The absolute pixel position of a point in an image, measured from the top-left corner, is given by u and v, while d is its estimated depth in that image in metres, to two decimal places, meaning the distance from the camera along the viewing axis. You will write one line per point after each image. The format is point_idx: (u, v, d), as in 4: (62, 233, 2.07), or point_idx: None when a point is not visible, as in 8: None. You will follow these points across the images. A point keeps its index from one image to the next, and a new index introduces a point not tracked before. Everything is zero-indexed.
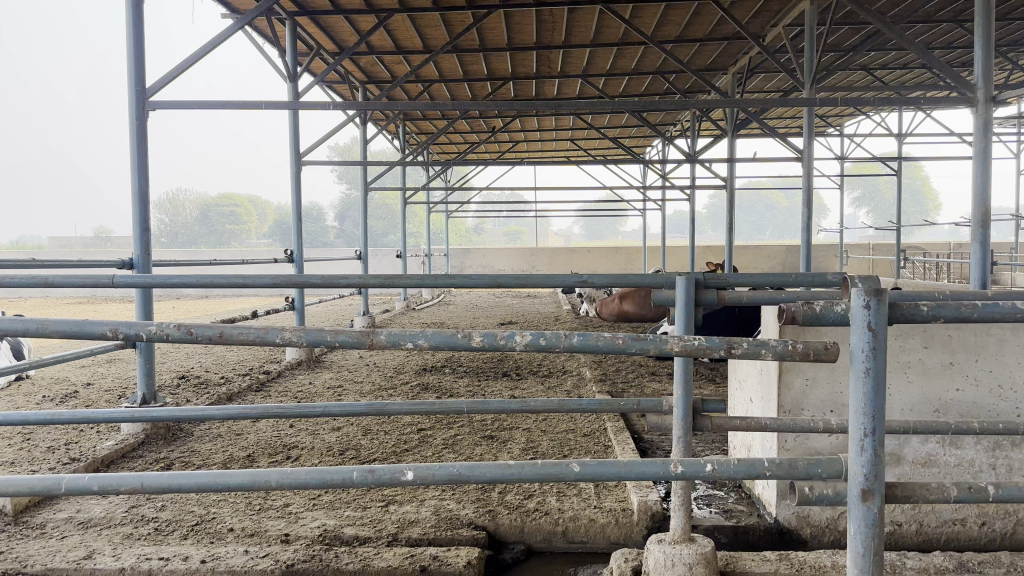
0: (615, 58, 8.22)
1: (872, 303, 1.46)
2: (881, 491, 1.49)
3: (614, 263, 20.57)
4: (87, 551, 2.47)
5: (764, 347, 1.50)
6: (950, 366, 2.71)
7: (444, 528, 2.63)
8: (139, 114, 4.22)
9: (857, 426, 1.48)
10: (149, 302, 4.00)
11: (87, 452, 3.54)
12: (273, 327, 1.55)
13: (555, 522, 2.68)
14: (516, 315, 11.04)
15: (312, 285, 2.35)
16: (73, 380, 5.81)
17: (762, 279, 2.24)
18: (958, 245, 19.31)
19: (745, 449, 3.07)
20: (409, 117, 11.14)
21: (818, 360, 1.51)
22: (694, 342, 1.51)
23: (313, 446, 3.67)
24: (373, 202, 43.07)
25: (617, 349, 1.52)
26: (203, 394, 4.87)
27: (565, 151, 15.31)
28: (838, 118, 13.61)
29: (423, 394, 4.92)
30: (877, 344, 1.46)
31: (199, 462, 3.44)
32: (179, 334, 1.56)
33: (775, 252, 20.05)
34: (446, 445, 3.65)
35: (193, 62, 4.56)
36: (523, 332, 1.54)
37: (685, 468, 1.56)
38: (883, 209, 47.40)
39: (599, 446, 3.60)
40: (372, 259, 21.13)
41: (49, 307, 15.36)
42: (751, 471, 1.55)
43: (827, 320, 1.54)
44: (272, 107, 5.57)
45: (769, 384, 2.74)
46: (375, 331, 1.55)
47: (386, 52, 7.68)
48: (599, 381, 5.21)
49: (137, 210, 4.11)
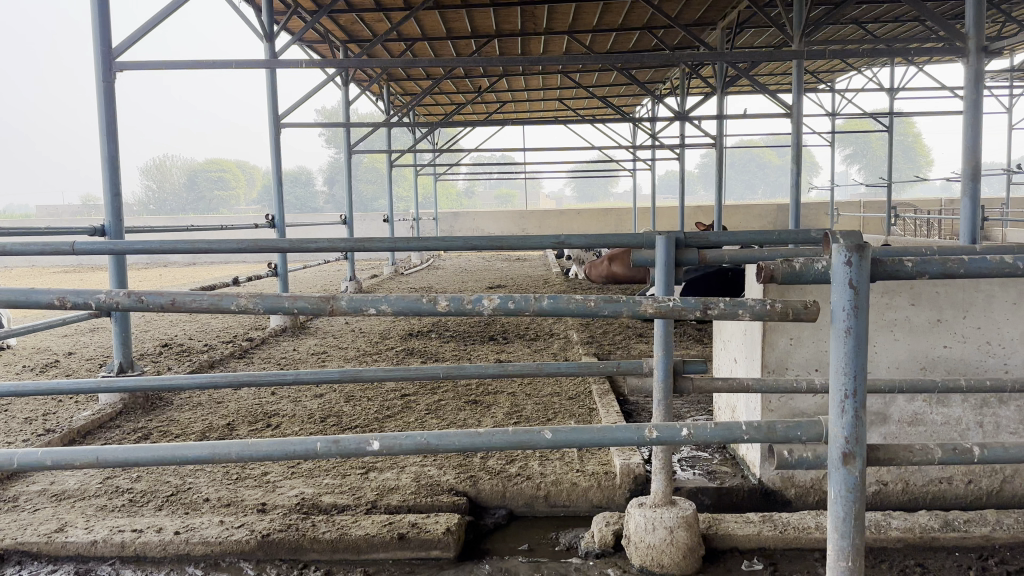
0: (602, 14, 8.04)
1: (853, 259, 1.39)
2: (862, 454, 1.44)
3: (605, 224, 20.45)
4: (59, 524, 2.43)
5: (740, 307, 1.43)
6: (938, 323, 2.67)
7: (424, 495, 2.59)
8: (105, 76, 4.09)
9: (838, 387, 1.43)
10: (123, 270, 3.91)
11: (62, 423, 3.47)
12: (228, 294, 1.48)
13: (536, 486, 2.64)
14: (505, 278, 10.97)
15: (280, 248, 2.27)
16: (54, 349, 5.74)
17: (745, 236, 2.17)
18: (950, 201, 19.20)
19: (730, 410, 3.03)
20: (393, 77, 10.94)
21: (797, 319, 1.44)
22: (668, 303, 1.44)
23: (294, 413, 3.62)
24: (362, 165, 42.68)
25: (588, 311, 1.45)
26: (184, 363, 4.81)
27: (554, 111, 15.09)
28: (830, 74, 13.42)
29: (408, 359, 4.87)
30: (858, 302, 1.40)
31: (177, 432, 3.39)
32: (129, 301, 1.48)
33: (766, 211, 19.95)
34: (430, 411, 3.61)
35: (160, 21, 4.41)
36: (490, 296, 1.47)
37: (660, 433, 1.51)
38: (875, 167, 47.24)
39: (583, 408, 3.56)
40: (361, 223, 20.97)
41: (34, 276, 15.20)
42: (728, 435, 1.50)
43: (807, 277, 1.47)
44: (248, 67, 5.43)
45: (753, 344, 2.69)
46: (335, 298, 1.48)
47: (365, 9, 7.49)
48: (585, 343, 5.16)
49: (108, 175, 4.01)
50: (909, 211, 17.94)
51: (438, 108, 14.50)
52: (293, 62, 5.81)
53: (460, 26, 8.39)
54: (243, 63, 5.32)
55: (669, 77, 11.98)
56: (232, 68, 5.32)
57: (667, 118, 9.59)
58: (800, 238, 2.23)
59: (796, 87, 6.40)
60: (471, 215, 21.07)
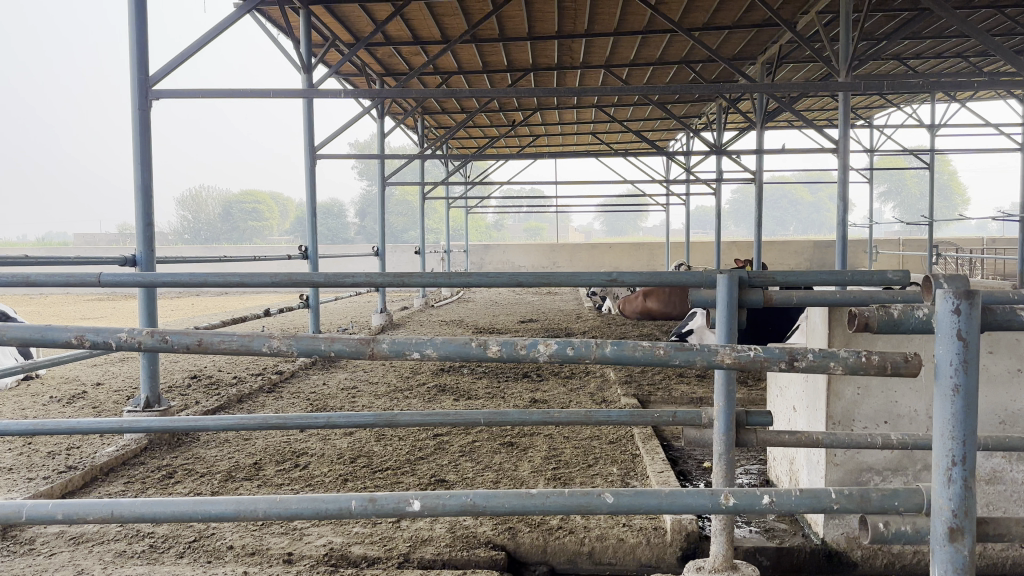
0: (640, 47, 7.97)
1: (963, 307, 1.23)
2: (971, 530, 1.25)
3: (636, 259, 20.25)
4: (75, 571, 2.29)
5: (832, 359, 1.27)
6: (1019, 373, 2.46)
7: (460, 548, 2.42)
8: (141, 104, 4.04)
9: (944, 452, 1.25)
10: (153, 303, 3.81)
11: (84, 459, 3.35)
12: (259, 334, 1.34)
13: (580, 541, 2.46)
14: (536, 311, 10.83)
15: (315, 283, 2.13)
16: (83, 379, 5.68)
17: (814, 278, 2.00)
18: (992, 240, 18.74)
19: (789, 463, 2.85)
20: (427, 110, 10.95)
21: (896, 374, 1.27)
22: (749, 354, 1.28)
23: (323, 453, 3.47)
24: (393, 198, 42.96)
25: (657, 359, 1.29)
26: (212, 396, 4.68)
27: (587, 144, 15.03)
28: (870, 110, 13.19)
29: (440, 396, 4.70)
30: (968, 356, 1.23)
31: (202, 471, 3.26)
32: (152, 342, 1.35)
33: (802, 248, 19.62)
34: (464, 453, 3.44)
35: (198, 49, 4.37)
36: (547, 340, 1.31)
37: (738, 500, 1.34)
38: (912, 203, 46.61)
39: (626, 454, 3.38)
40: (391, 255, 20.97)
41: (68, 304, 15.34)
42: (816, 504, 1.33)
43: (906, 328, 1.30)
44: (285, 96, 5.38)
45: (816, 393, 2.51)
46: (376, 339, 1.34)
47: (402, 42, 7.48)
48: (624, 383, 4.98)
49: (140, 204, 3.93)
50: (950, 249, 17.51)
51: (472, 141, 14.53)
52: (330, 91, 5.77)
53: (497, 59, 8.37)
54: (279, 92, 5.27)
55: (704, 112, 11.89)
56: (268, 97, 5.27)
57: (705, 152, 9.44)
58: (875, 280, 2.07)
59: (842, 121, 6.20)
60: (501, 248, 21.01)
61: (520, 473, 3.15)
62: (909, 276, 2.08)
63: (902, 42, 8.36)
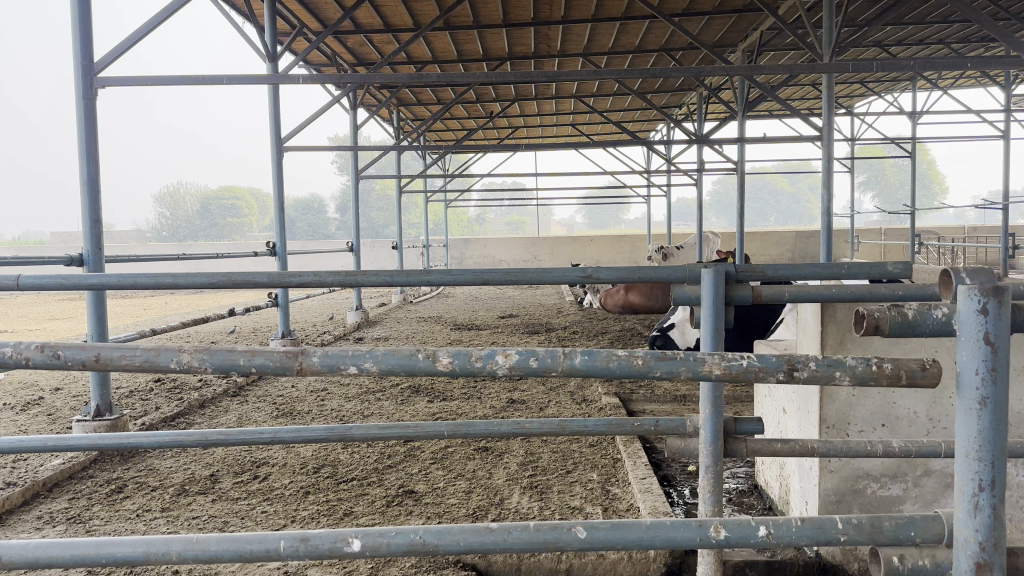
0: (619, 34, 7.79)
1: (990, 306, 1.04)
2: (1001, 564, 1.07)
3: (619, 251, 20.11)
4: None
5: (839, 368, 1.08)
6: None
7: (426, 569, 2.22)
8: (86, 92, 3.80)
9: (967, 474, 1.07)
10: (102, 305, 3.58)
11: (27, 474, 3.11)
12: (167, 348, 1.14)
13: (558, 559, 2.28)
14: (516, 306, 10.63)
15: (262, 284, 1.90)
16: (41, 385, 5.41)
17: (808, 271, 1.81)
18: (973, 229, 18.77)
19: (778, 469, 2.69)
20: (402, 101, 10.70)
21: (911, 384, 1.09)
22: (739, 361, 1.10)
23: (285, 462, 3.27)
24: (375, 192, 42.59)
25: (634, 371, 1.10)
26: (172, 401, 4.44)
27: (566, 135, 14.87)
28: (851, 99, 13.10)
29: (413, 398, 4.49)
30: (997, 364, 1.05)
31: (155, 484, 3.04)
32: (43, 358, 1.15)
33: (785, 238, 19.58)
34: (435, 460, 3.24)
35: (146, 33, 4.11)
36: (506, 351, 1.12)
37: (730, 533, 1.15)
38: (890, 193, 46.84)
39: (606, 459, 3.20)
40: (371, 252, 20.68)
41: (37, 305, 14.92)
42: (820, 536, 1.16)
43: (922, 329, 1.12)
44: (246, 83, 5.13)
45: (808, 396, 2.34)
46: (305, 352, 1.14)
47: (373, 29, 7.26)
48: (605, 381, 4.80)
49: (87, 200, 3.71)
50: (933, 239, 17.49)
51: (449, 133, 14.31)
52: (296, 77, 5.51)
53: (471, 48, 8.20)
54: (241, 79, 5.04)
55: (684, 101, 11.78)
56: (225, 83, 5.02)
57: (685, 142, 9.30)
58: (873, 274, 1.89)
59: (826, 108, 6.04)
60: (482, 242, 20.78)
61: (494, 482, 2.94)
62: (911, 269, 1.90)
63: (884, 29, 8.23)
